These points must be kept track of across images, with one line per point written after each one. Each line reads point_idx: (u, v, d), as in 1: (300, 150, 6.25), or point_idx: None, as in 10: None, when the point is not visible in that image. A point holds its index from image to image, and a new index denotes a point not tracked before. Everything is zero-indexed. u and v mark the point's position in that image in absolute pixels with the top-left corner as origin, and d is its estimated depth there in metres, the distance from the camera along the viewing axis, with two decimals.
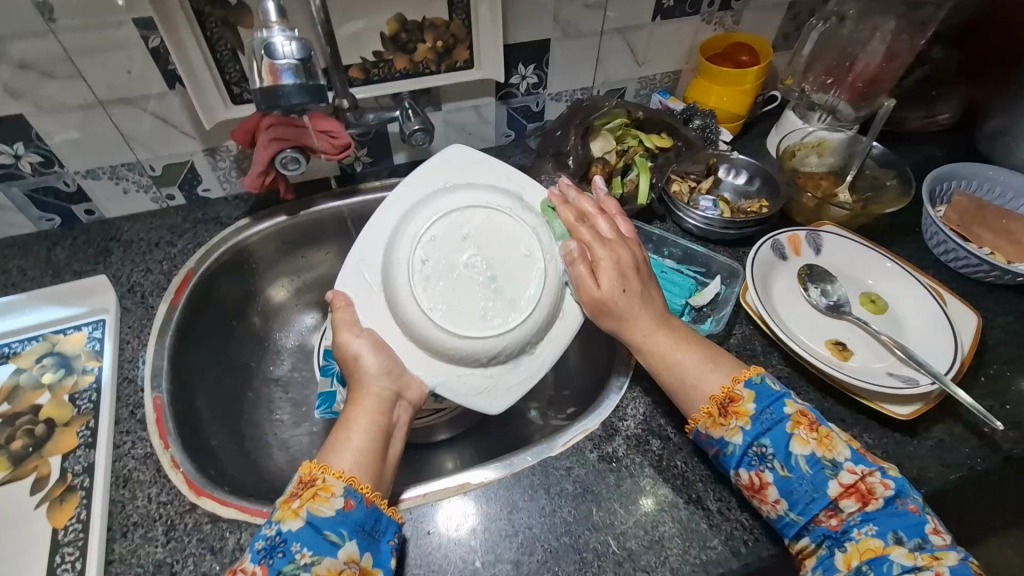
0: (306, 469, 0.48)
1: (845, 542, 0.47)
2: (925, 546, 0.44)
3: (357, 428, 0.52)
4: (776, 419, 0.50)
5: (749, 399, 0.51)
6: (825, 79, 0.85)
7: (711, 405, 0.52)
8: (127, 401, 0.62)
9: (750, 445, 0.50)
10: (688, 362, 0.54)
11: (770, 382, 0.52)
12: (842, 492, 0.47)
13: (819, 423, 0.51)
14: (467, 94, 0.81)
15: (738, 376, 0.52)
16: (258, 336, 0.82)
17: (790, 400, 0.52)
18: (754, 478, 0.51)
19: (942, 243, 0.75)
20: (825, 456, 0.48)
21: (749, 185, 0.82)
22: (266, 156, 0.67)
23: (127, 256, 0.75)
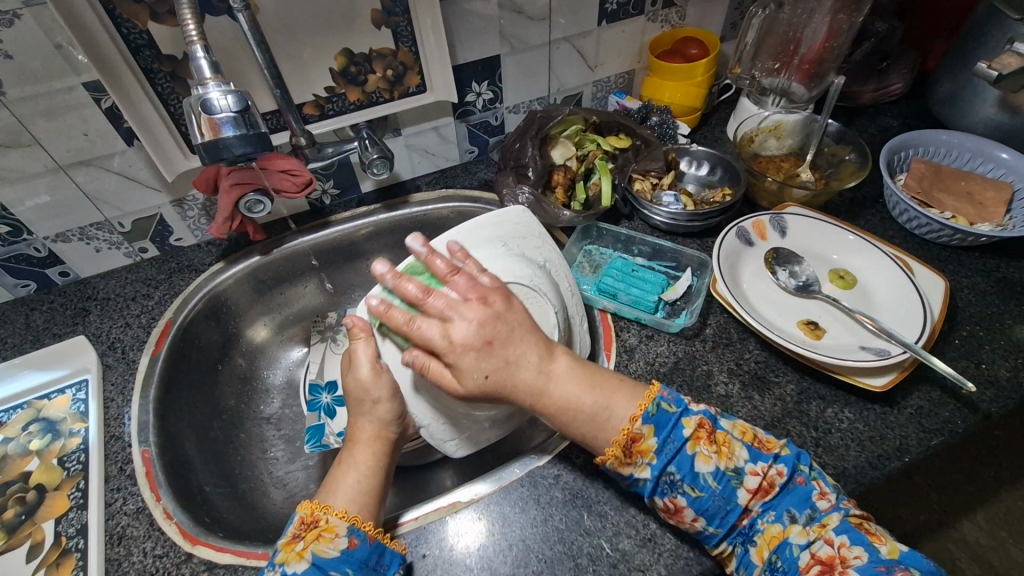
0: (307, 509, 0.50)
1: (754, 535, 0.49)
2: (815, 515, 0.48)
3: (359, 468, 0.54)
4: (678, 446, 0.50)
5: (648, 433, 0.50)
6: (772, 64, 0.87)
7: (615, 447, 0.50)
8: (116, 458, 0.62)
9: (659, 476, 0.50)
10: (589, 406, 0.51)
11: (667, 406, 0.52)
12: (750, 497, 0.49)
13: (715, 429, 0.52)
14: (424, 117, 0.82)
15: (636, 412, 0.50)
16: (245, 377, 0.82)
17: (689, 415, 0.52)
18: (669, 503, 0.50)
19: (905, 211, 0.76)
20: (728, 468, 0.49)
21: (711, 175, 0.83)
22: (229, 201, 0.69)
23: (105, 313, 0.76)
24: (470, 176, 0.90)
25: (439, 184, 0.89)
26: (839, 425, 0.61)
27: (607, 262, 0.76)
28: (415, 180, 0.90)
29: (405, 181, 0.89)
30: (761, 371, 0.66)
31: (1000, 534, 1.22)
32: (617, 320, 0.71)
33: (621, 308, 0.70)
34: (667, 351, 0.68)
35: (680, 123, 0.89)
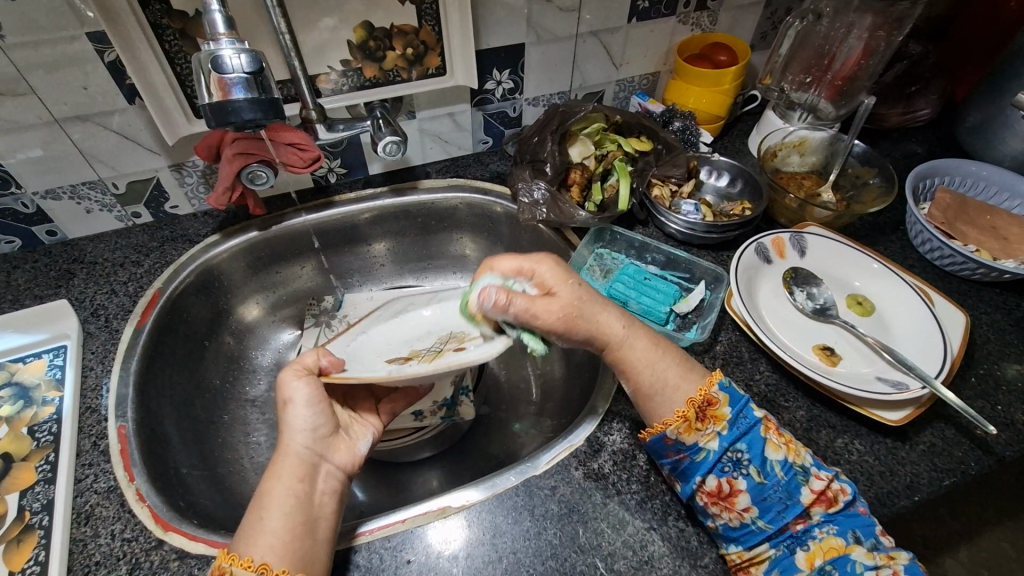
0: (217, 559, 0.43)
1: (808, 541, 0.50)
2: (880, 546, 0.48)
3: (269, 505, 0.46)
4: (750, 424, 0.53)
5: (725, 403, 0.53)
6: (803, 78, 0.84)
7: (689, 409, 0.53)
8: (90, 432, 0.59)
9: (726, 450, 0.52)
10: (663, 368, 0.55)
11: (740, 388, 0.55)
12: (813, 499, 0.51)
13: (783, 428, 0.54)
14: (440, 101, 0.79)
15: (711, 381, 0.54)
16: (232, 356, 0.79)
17: (757, 406, 0.55)
18: (723, 484, 0.52)
19: (927, 241, 0.74)
20: (796, 463, 0.52)
21: (730, 187, 0.81)
22: (230, 172, 0.65)
23: (91, 277, 0.72)
24: (481, 167, 0.87)
25: (449, 173, 0.86)
26: (848, 457, 0.59)
27: (619, 268, 0.74)
28: (426, 166, 0.86)
29: (415, 167, 0.86)
30: (771, 395, 0.63)
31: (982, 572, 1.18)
32: None
33: None
34: None
35: (704, 131, 0.85)
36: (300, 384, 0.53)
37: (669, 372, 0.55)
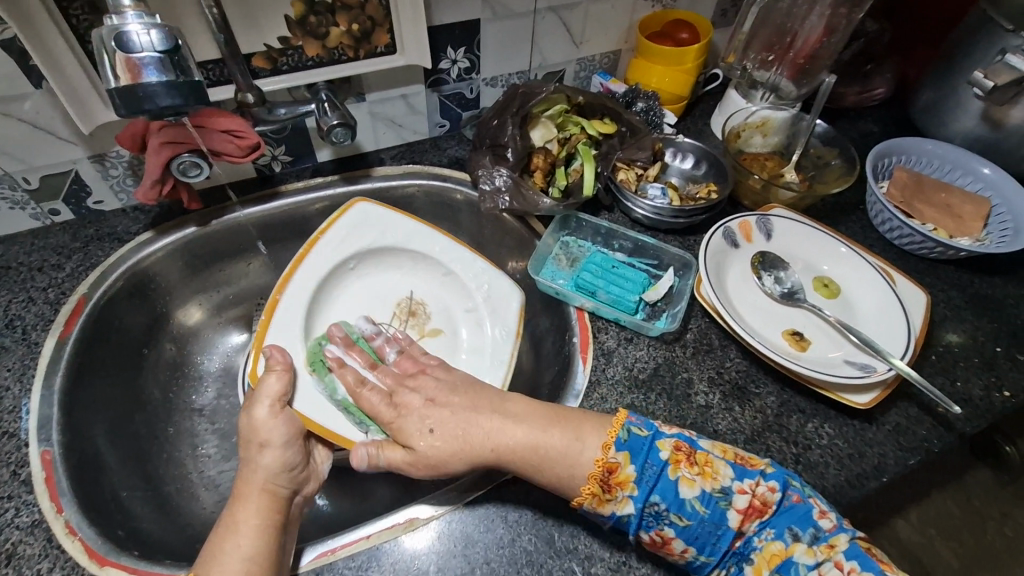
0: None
1: (751, 554, 0.47)
2: (819, 535, 0.46)
3: (242, 532, 0.44)
4: (657, 471, 0.48)
5: (625, 462, 0.48)
6: (766, 56, 0.83)
7: (592, 483, 0.47)
8: (8, 460, 0.53)
9: (643, 509, 0.47)
10: (556, 439, 0.50)
11: (639, 430, 0.50)
12: (740, 517, 0.47)
13: (695, 449, 0.49)
14: (392, 82, 0.73)
15: (607, 441, 0.49)
16: (174, 363, 0.73)
17: (664, 439, 0.49)
18: (656, 536, 0.48)
19: (888, 221, 0.75)
20: (715, 489, 0.47)
21: (696, 169, 0.79)
22: (157, 163, 0.59)
23: (4, 284, 0.65)
24: (439, 152, 0.82)
25: (405, 159, 0.81)
26: (818, 441, 0.59)
27: (586, 256, 0.72)
28: (379, 153, 0.81)
29: (367, 154, 0.81)
30: (742, 382, 0.62)
31: (931, 532, 1.23)
32: (594, 320, 0.67)
33: (599, 307, 0.66)
34: (646, 356, 0.64)
35: (668, 111, 0.83)
36: (276, 421, 0.52)
37: (553, 445, 0.49)
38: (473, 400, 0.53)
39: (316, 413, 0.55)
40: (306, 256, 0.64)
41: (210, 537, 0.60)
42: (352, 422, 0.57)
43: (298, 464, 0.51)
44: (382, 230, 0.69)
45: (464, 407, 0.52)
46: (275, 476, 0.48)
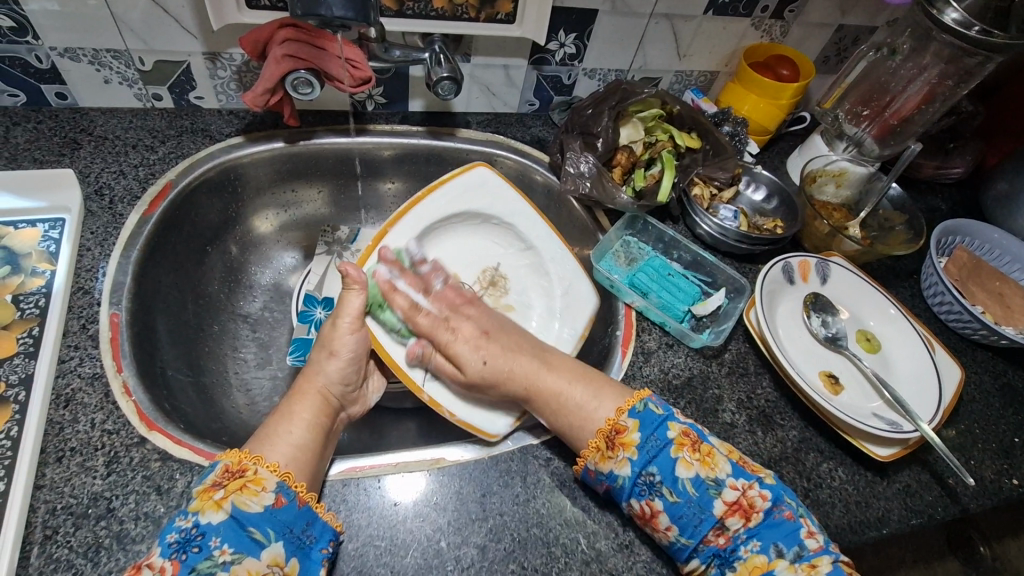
0: (234, 457, 0.45)
1: (734, 561, 0.48)
2: (804, 553, 0.46)
3: (295, 422, 0.50)
4: (660, 446, 0.50)
5: (633, 429, 0.51)
6: (859, 110, 0.84)
7: (599, 439, 0.52)
8: (80, 313, 0.56)
9: (640, 474, 0.49)
10: (578, 394, 0.55)
11: (654, 407, 0.53)
12: (726, 510, 0.48)
13: (701, 441, 0.51)
14: (499, 50, 0.75)
15: (621, 406, 0.53)
16: (231, 266, 0.76)
17: (674, 422, 0.52)
18: (645, 508, 0.49)
19: (939, 293, 0.76)
20: (709, 477, 0.49)
21: (766, 202, 0.81)
22: (276, 72, 0.61)
23: (98, 152, 0.67)
24: (523, 129, 0.84)
25: (489, 128, 0.83)
26: (830, 482, 0.60)
27: (645, 258, 0.74)
28: (466, 115, 0.83)
29: (455, 114, 0.82)
30: (769, 410, 0.64)
31: None
32: (641, 320, 0.69)
33: (650, 308, 0.68)
34: (683, 365, 0.66)
35: (752, 140, 0.85)
36: (352, 339, 0.56)
37: (575, 397, 0.55)
38: (501, 356, 0.59)
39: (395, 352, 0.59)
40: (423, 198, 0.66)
41: (237, 434, 0.62)
42: (418, 362, 0.61)
43: (354, 382, 0.56)
44: (489, 199, 0.70)
45: (485, 360, 0.58)
46: (333, 384, 0.54)
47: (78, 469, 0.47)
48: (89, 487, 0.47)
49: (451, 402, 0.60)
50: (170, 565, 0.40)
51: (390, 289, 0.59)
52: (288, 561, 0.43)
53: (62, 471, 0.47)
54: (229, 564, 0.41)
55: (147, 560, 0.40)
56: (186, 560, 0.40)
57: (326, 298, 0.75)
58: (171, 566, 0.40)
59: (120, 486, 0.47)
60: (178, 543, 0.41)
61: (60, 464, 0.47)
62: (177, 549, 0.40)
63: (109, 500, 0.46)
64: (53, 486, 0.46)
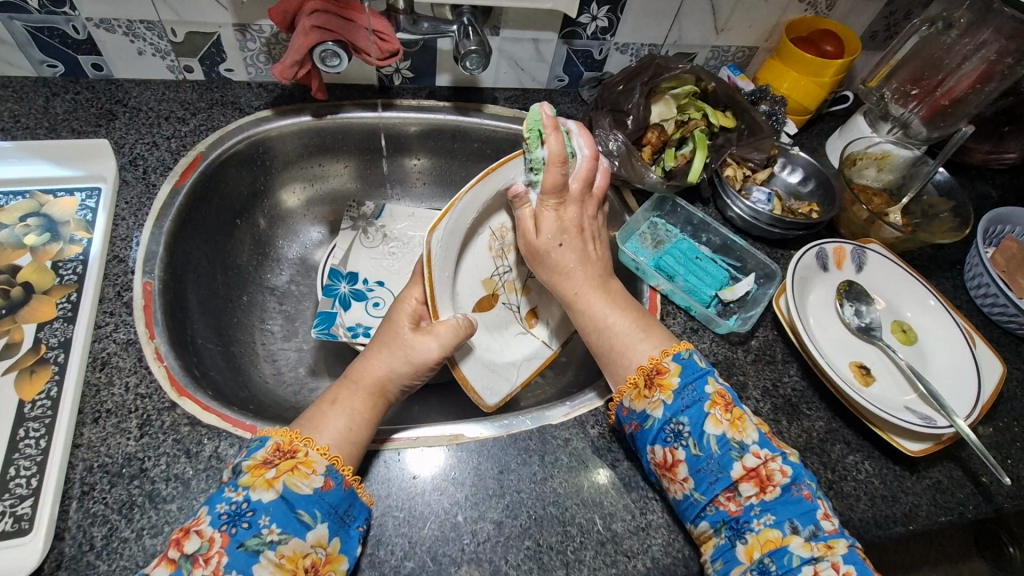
0: (286, 436, 0.46)
1: (745, 533, 0.46)
2: (819, 534, 0.45)
3: (352, 415, 0.49)
4: (696, 397, 0.50)
5: (674, 372, 0.51)
6: (909, 89, 0.80)
7: (638, 375, 0.52)
8: (115, 281, 0.57)
9: (669, 420, 0.49)
10: (619, 325, 0.55)
11: (698, 359, 0.52)
12: (743, 475, 0.47)
13: (734, 404, 0.50)
14: (530, 23, 0.73)
15: (668, 349, 0.52)
16: (260, 239, 0.77)
17: (713, 379, 0.51)
18: (667, 455, 0.49)
19: (983, 286, 0.72)
20: (734, 439, 0.48)
21: (801, 185, 0.78)
22: (303, 44, 0.60)
23: (132, 123, 0.68)
24: (551, 106, 0.83)
25: (517, 104, 0.81)
26: (855, 474, 0.59)
27: (672, 241, 0.72)
28: (494, 91, 0.82)
29: (483, 89, 0.81)
30: (795, 400, 0.63)
31: None
32: (666, 303, 0.68)
33: (675, 292, 0.67)
34: (707, 350, 0.65)
35: (791, 121, 0.80)
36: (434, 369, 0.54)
37: (619, 325, 0.55)
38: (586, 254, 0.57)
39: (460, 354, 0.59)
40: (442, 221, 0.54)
41: (263, 403, 0.64)
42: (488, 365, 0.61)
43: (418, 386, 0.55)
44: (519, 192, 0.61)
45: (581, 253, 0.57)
46: (399, 382, 0.53)
47: (114, 430, 0.49)
48: (124, 447, 0.49)
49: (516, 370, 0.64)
50: (219, 537, 0.41)
51: (556, 127, 0.52)
52: (330, 541, 0.44)
53: (98, 431, 0.49)
54: (276, 544, 0.41)
55: (197, 527, 0.41)
56: (235, 535, 0.41)
57: (351, 272, 0.77)
58: (220, 537, 0.41)
59: (152, 448, 0.49)
60: (229, 516, 0.41)
61: (96, 424, 0.49)
62: (227, 522, 0.41)
63: (142, 460, 0.48)
64: (90, 445, 0.48)
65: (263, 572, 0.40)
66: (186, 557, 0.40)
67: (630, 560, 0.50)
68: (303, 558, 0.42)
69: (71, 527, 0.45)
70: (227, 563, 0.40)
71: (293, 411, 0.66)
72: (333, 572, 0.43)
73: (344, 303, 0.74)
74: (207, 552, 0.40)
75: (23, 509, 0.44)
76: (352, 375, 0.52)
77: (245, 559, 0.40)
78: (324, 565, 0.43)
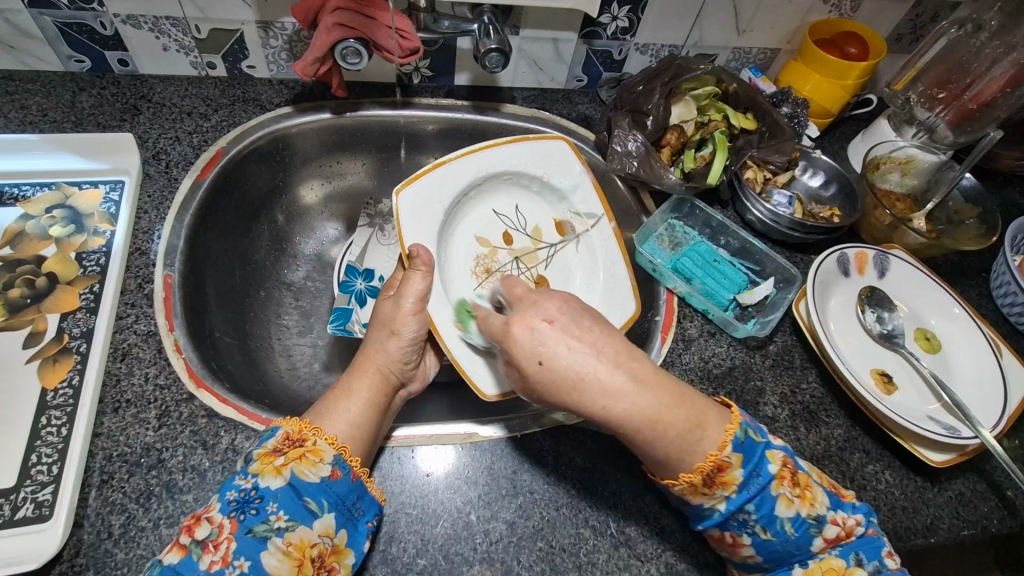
0: (294, 426, 0.46)
1: (808, 559, 0.45)
2: (884, 569, 0.44)
3: (354, 398, 0.50)
4: (763, 484, 0.44)
5: (738, 466, 0.44)
6: (934, 92, 0.78)
7: (694, 474, 0.44)
8: (136, 273, 0.58)
9: (734, 513, 0.45)
10: (670, 437, 0.43)
11: (755, 435, 0.46)
12: (825, 545, 0.45)
13: (798, 470, 0.47)
14: (550, 23, 0.73)
15: (725, 440, 0.44)
16: (278, 234, 0.78)
17: (774, 452, 0.46)
18: (727, 536, 0.46)
19: (1010, 294, 0.71)
20: (811, 516, 0.45)
21: (823, 189, 0.77)
22: (325, 41, 0.60)
23: (156, 118, 0.69)
24: (569, 106, 0.82)
25: (535, 103, 0.81)
26: (876, 484, 0.58)
27: (690, 243, 0.71)
28: (512, 91, 0.81)
29: (501, 89, 0.81)
30: (814, 407, 0.62)
31: None
32: (682, 306, 0.67)
33: (693, 294, 0.66)
34: (724, 354, 0.64)
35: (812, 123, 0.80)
36: (413, 320, 0.55)
37: (675, 427, 0.42)
38: (580, 329, 0.42)
39: (440, 321, 0.57)
40: (423, 175, 0.60)
41: (278, 397, 0.64)
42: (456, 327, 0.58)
43: (414, 360, 0.56)
44: (534, 159, 0.68)
45: (572, 343, 0.42)
46: (393, 362, 0.54)
47: (133, 420, 0.50)
48: (142, 437, 0.49)
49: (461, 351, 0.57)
50: (229, 523, 0.41)
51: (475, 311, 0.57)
52: (337, 532, 0.44)
53: (118, 420, 0.50)
54: (284, 531, 0.42)
55: (207, 514, 0.42)
56: (245, 520, 0.41)
57: (367, 269, 0.77)
58: (230, 523, 0.41)
59: (170, 439, 0.49)
60: (237, 503, 0.42)
61: (116, 414, 0.50)
62: (236, 509, 0.41)
63: (160, 450, 0.49)
64: (110, 435, 0.49)
65: (271, 558, 0.41)
66: (197, 542, 0.41)
67: (643, 564, 0.50)
68: (311, 548, 0.42)
69: (89, 514, 0.45)
70: (236, 549, 0.40)
71: (307, 405, 0.66)
72: (339, 564, 0.44)
73: (360, 300, 0.74)
74: (217, 538, 0.41)
75: (44, 495, 0.45)
76: (357, 363, 0.54)
77: (253, 546, 0.41)
78: (331, 556, 0.43)
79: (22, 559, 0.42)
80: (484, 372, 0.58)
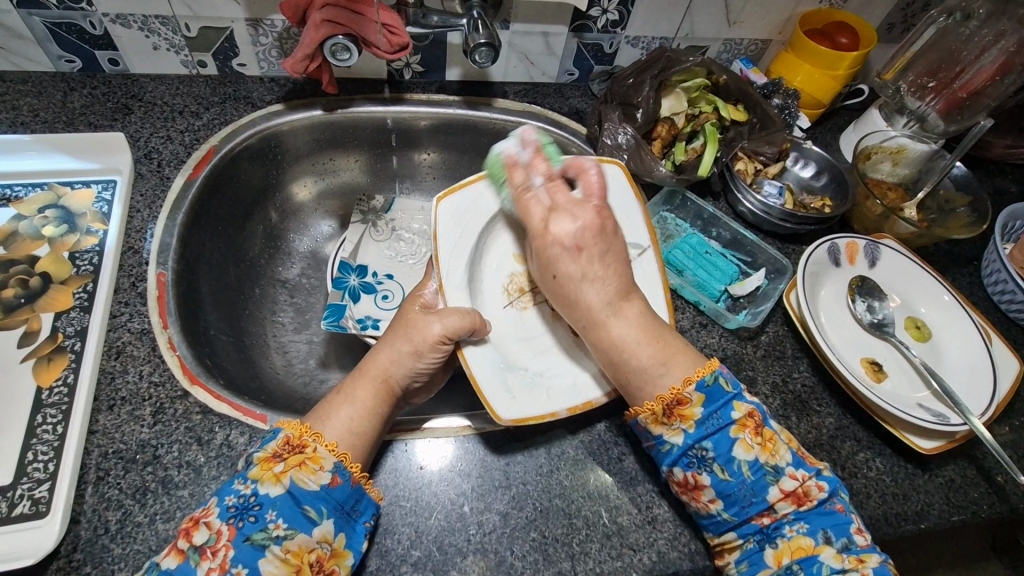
0: (295, 430, 0.46)
1: (778, 538, 0.46)
2: (852, 547, 0.44)
3: (356, 406, 0.49)
4: (722, 424, 0.46)
5: (697, 403, 0.47)
6: (926, 82, 0.78)
7: (656, 403, 0.48)
8: (129, 271, 0.58)
9: (691, 447, 0.47)
10: (642, 360, 0.49)
11: (724, 382, 0.48)
12: (781, 498, 0.45)
13: (765, 424, 0.47)
14: (540, 16, 0.73)
15: (689, 377, 0.48)
16: (271, 232, 0.78)
17: (742, 402, 0.48)
18: (689, 478, 0.47)
19: (1000, 282, 0.71)
20: (768, 463, 0.46)
21: (814, 179, 0.77)
22: (314, 37, 0.61)
23: (147, 118, 0.69)
24: (561, 100, 0.82)
25: (526, 97, 0.81)
26: (866, 472, 0.58)
27: (682, 236, 0.72)
28: (504, 85, 0.81)
29: (493, 84, 0.81)
30: (805, 395, 0.62)
31: None
32: (674, 297, 0.68)
33: (684, 286, 0.66)
34: (717, 345, 0.65)
35: (803, 114, 0.80)
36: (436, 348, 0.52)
37: (641, 357, 0.49)
38: (601, 261, 0.51)
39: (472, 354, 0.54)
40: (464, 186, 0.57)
41: (273, 393, 0.65)
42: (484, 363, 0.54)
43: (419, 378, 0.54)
44: None
45: (584, 271, 0.51)
46: (400, 376, 0.52)
47: (128, 417, 0.50)
48: (137, 434, 0.50)
49: (492, 391, 0.53)
50: (227, 530, 0.42)
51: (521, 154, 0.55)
52: (335, 537, 0.44)
53: (113, 418, 0.50)
54: (283, 539, 0.42)
55: (206, 519, 0.42)
56: (242, 528, 0.42)
57: (361, 265, 0.78)
58: (228, 530, 0.42)
59: (165, 435, 0.50)
60: (236, 509, 0.42)
61: (111, 411, 0.50)
62: (235, 515, 0.42)
63: (155, 447, 0.49)
64: (105, 432, 0.49)
65: (269, 566, 0.41)
66: (195, 548, 0.41)
67: (635, 553, 0.50)
68: (309, 554, 0.43)
69: (86, 510, 0.46)
70: (234, 557, 0.41)
71: (303, 401, 0.66)
72: (338, 567, 0.44)
73: (354, 296, 0.74)
74: (215, 545, 0.41)
75: (41, 493, 0.46)
76: (361, 366, 0.52)
77: (251, 554, 0.41)
78: (330, 560, 0.44)
79: (19, 555, 0.43)
80: (503, 396, 0.53)
